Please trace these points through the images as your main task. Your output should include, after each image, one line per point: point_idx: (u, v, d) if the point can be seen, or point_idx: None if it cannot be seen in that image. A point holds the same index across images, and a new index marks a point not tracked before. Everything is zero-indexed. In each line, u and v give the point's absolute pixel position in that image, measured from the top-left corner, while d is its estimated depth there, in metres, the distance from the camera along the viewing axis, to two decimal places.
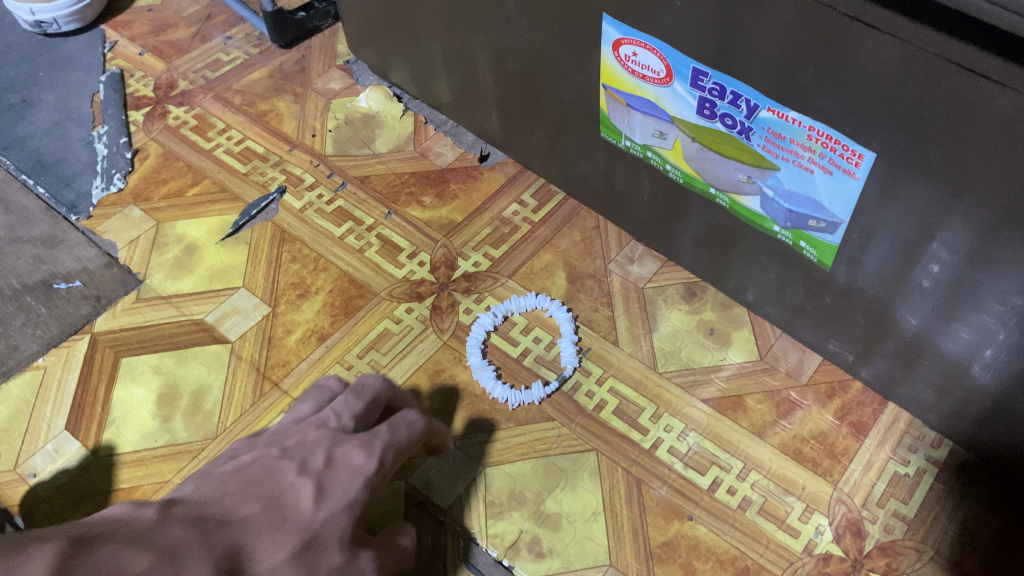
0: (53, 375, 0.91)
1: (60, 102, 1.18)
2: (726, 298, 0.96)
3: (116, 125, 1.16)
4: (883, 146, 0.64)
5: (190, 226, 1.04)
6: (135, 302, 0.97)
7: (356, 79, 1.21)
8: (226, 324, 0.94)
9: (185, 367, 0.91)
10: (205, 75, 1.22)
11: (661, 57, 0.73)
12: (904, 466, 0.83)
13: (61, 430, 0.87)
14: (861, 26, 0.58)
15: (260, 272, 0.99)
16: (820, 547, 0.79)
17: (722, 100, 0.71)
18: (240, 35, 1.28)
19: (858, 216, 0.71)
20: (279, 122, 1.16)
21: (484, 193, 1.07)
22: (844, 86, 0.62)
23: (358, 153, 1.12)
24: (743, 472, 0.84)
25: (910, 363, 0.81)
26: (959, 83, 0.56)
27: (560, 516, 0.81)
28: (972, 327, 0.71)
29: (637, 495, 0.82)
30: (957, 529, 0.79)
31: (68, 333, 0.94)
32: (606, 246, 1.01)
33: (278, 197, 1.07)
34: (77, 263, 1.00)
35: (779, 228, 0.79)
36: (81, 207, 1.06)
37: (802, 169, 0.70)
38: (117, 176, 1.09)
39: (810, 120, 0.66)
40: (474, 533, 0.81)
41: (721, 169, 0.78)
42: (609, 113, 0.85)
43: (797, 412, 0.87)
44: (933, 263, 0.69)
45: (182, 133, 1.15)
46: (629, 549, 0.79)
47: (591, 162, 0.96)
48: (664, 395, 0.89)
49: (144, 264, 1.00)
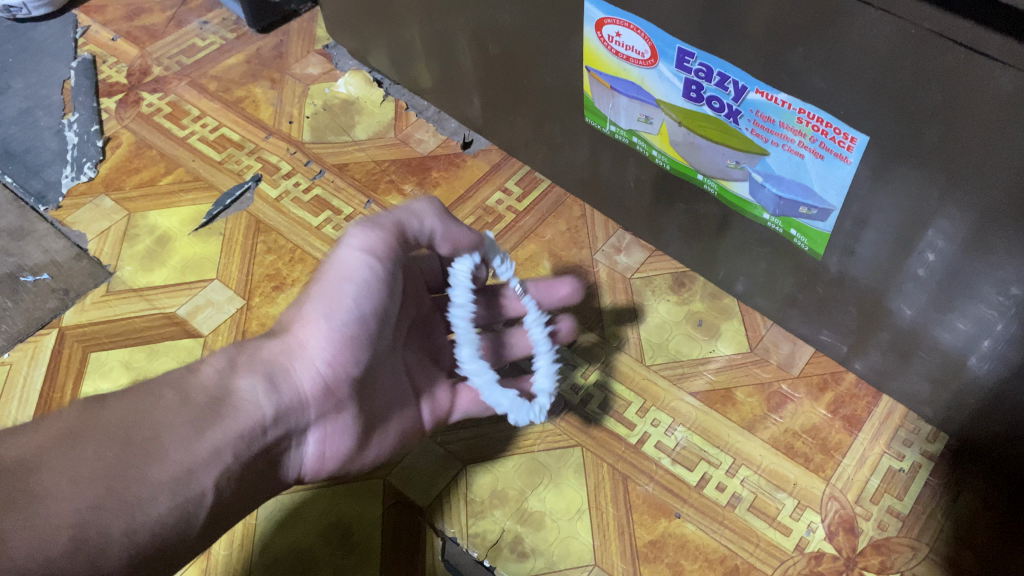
0: (19, 371, 0.88)
1: (29, 89, 1.15)
2: (716, 288, 0.93)
3: (87, 113, 1.12)
4: (877, 129, 0.60)
5: (162, 217, 1.00)
6: (105, 295, 0.94)
7: (335, 64, 1.17)
8: (199, 318, 0.91)
9: (156, 362, 0.88)
10: (180, 61, 1.19)
11: (645, 37, 0.70)
12: (899, 461, 0.81)
13: (26, 428, 0.84)
14: (854, 2, 0.55)
15: (234, 263, 0.96)
16: (812, 545, 0.77)
17: (709, 81, 0.68)
18: (216, 20, 1.24)
19: (850, 202, 0.68)
20: (256, 109, 1.12)
21: (467, 181, 1.04)
22: (836, 66, 0.59)
23: (337, 140, 1.08)
24: (732, 468, 0.81)
25: (905, 355, 0.78)
26: (957, 61, 0.53)
27: (544, 515, 0.79)
28: (969, 318, 0.68)
29: (623, 493, 0.80)
30: (953, 526, 0.77)
31: (35, 327, 0.91)
32: (592, 235, 0.98)
33: (254, 185, 1.04)
34: (45, 255, 0.97)
35: (769, 216, 0.76)
36: (50, 197, 1.03)
37: (792, 153, 0.68)
38: (87, 165, 1.06)
39: (800, 102, 0.63)
40: (453, 532, 0.78)
41: (708, 154, 0.75)
42: (592, 96, 0.82)
43: (788, 405, 0.85)
44: (928, 251, 0.66)
45: (155, 120, 1.11)
46: (614, 548, 0.77)
47: (575, 148, 0.93)
48: (652, 389, 0.86)
49: (114, 256, 0.97)
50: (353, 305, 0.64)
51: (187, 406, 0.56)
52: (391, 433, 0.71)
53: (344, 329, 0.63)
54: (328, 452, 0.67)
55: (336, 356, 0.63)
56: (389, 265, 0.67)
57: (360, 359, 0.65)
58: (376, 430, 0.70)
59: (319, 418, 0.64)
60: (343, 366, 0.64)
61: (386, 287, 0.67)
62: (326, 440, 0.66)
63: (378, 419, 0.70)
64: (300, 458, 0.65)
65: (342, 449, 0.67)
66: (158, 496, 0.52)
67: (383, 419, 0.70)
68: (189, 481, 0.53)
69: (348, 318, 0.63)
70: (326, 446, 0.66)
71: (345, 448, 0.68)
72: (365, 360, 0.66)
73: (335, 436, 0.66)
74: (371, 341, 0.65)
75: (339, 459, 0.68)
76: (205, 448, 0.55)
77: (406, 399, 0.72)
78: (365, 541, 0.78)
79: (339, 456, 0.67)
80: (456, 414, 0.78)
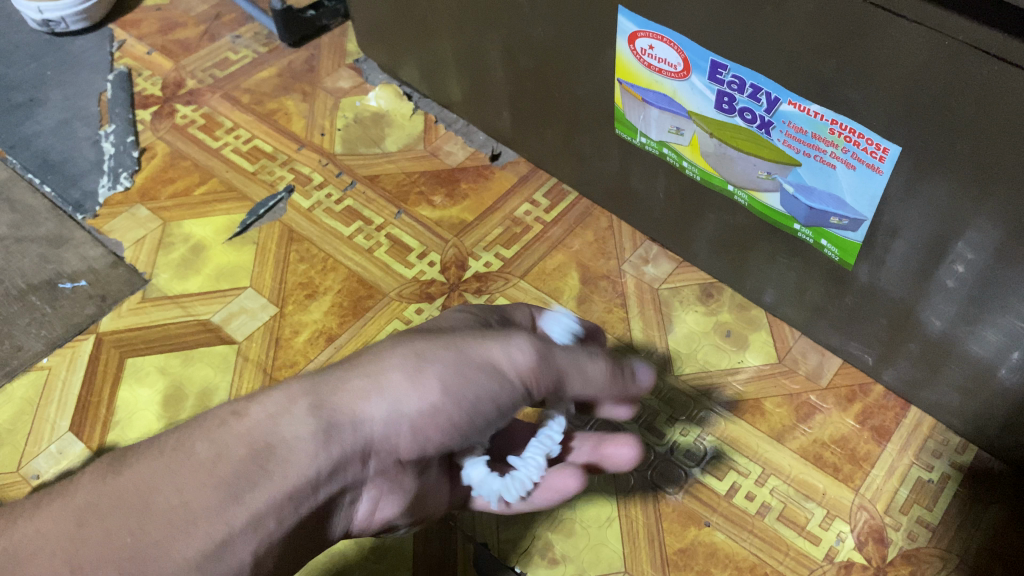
0: (58, 375, 0.90)
1: (67, 101, 1.17)
2: (744, 299, 0.94)
3: (123, 124, 1.15)
4: (909, 141, 0.61)
5: (197, 226, 1.03)
6: (141, 302, 0.96)
7: (366, 78, 1.19)
8: (233, 325, 0.93)
9: (191, 367, 0.90)
10: (214, 74, 1.21)
11: (678, 50, 0.71)
12: (928, 471, 0.81)
13: (65, 430, 0.86)
14: (887, 15, 0.56)
15: (268, 272, 0.98)
16: (841, 555, 0.77)
17: (742, 93, 0.69)
18: (248, 34, 1.26)
19: (882, 212, 0.69)
20: (288, 121, 1.14)
21: (495, 193, 1.05)
22: (868, 76, 0.60)
23: (368, 152, 1.10)
24: (762, 477, 0.82)
25: (934, 365, 0.78)
26: (991, 72, 0.53)
27: (574, 522, 0.80)
28: (1000, 329, 0.69)
29: (653, 501, 0.81)
30: (983, 537, 0.77)
31: (73, 333, 0.93)
32: (620, 246, 0.99)
33: (287, 196, 1.05)
34: (82, 262, 0.99)
35: (800, 226, 0.76)
36: (87, 206, 1.05)
37: (824, 164, 0.68)
38: (123, 175, 1.08)
39: (833, 113, 0.64)
40: (485, 538, 0.79)
41: (739, 165, 0.76)
42: (623, 108, 0.83)
43: (816, 416, 0.85)
44: (958, 262, 0.67)
45: (189, 132, 1.13)
46: (644, 555, 0.77)
47: (605, 161, 0.94)
48: (680, 398, 0.88)
49: (150, 263, 0.99)
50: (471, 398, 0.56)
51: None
52: (463, 500, 0.66)
53: (416, 412, 0.53)
54: (388, 521, 0.60)
55: (423, 442, 0.56)
56: (525, 371, 0.57)
57: (441, 446, 0.57)
58: (446, 499, 0.62)
59: None
60: (425, 456, 0.57)
61: (499, 394, 0.57)
62: (389, 512, 0.59)
63: None
64: (359, 531, 0.59)
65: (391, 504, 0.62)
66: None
67: (453, 482, 0.65)
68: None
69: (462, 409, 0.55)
70: (386, 518, 0.60)
71: (408, 518, 0.60)
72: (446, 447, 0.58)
73: (395, 511, 0.59)
74: (464, 431, 0.57)
75: (405, 526, 0.61)
76: None
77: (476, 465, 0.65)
78: (396, 546, 0.79)
79: (405, 523, 0.60)
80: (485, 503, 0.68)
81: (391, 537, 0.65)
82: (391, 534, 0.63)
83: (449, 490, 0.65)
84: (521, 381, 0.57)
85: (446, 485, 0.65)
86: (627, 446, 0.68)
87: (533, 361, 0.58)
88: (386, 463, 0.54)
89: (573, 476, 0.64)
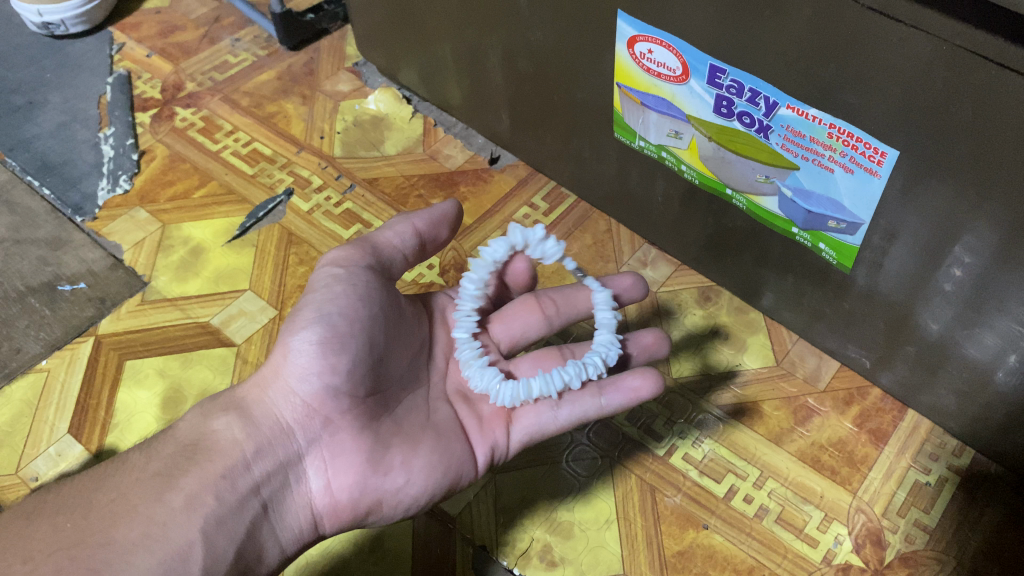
0: (57, 377, 0.90)
1: (66, 103, 1.18)
2: (741, 303, 0.94)
3: (123, 127, 1.15)
4: (907, 145, 0.62)
5: (196, 228, 1.03)
6: (141, 304, 0.96)
7: (365, 82, 1.19)
8: (232, 327, 0.93)
9: (190, 369, 0.90)
10: (213, 77, 1.21)
11: (677, 54, 0.71)
12: (925, 474, 0.81)
13: (64, 433, 0.86)
14: (884, 19, 0.56)
15: (267, 274, 0.98)
16: (839, 557, 0.77)
17: (740, 97, 0.70)
18: (248, 37, 1.27)
19: (879, 216, 0.69)
20: (287, 124, 1.15)
21: (494, 196, 1.05)
22: (866, 79, 0.60)
23: (367, 155, 1.10)
24: (760, 480, 0.82)
25: (931, 369, 0.79)
26: (988, 77, 0.54)
27: (572, 524, 0.80)
28: (996, 333, 0.69)
29: (651, 503, 0.81)
30: (980, 540, 0.77)
31: (72, 335, 0.94)
32: (618, 249, 1.00)
33: (287, 199, 1.06)
34: (82, 265, 1.00)
35: (798, 230, 0.77)
36: (86, 209, 1.05)
37: (822, 168, 0.69)
38: (123, 178, 1.09)
39: (831, 118, 0.65)
40: (483, 540, 0.79)
41: (738, 168, 0.76)
42: (622, 112, 0.84)
43: (814, 418, 0.85)
44: (956, 266, 0.67)
45: (189, 134, 1.14)
46: (643, 558, 0.78)
47: (604, 164, 0.94)
48: (678, 401, 0.88)
49: (149, 266, 0.99)
50: (318, 311, 0.64)
51: (158, 458, 0.61)
52: (426, 460, 0.65)
53: (312, 336, 0.63)
54: (337, 482, 0.64)
55: (304, 366, 0.63)
56: (363, 272, 0.68)
57: (336, 366, 0.62)
58: (397, 450, 0.64)
59: (311, 443, 0.64)
60: (315, 377, 0.63)
61: (359, 291, 0.66)
62: (331, 468, 0.64)
63: (398, 440, 0.65)
64: (308, 496, 0.64)
65: (353, 470, 0.63)
66: (133, 553, 0.54)
67: (412, 445, 0.65)
68: (166, 533, 0.55)
69: (320, 324, 0.63)
70: (332, 475, 0.64)
71: (355, 473, 0.63)
72: (346, 368, 0.63)
73: (335, 463, 0.64)
74: (348, 343, 0.63)
75: (357, 487, 0.63)
76: (180, 495, 0.57)
77: (426, 424, 0.68)
78: (396, 548, 0.79)
79: (353, 482, 0.63)
80: (515, 437, 0.71)
81: (367, 517, 0.65)
82: (358, 511, 0.64)
83: (402, 449, 0.64)
84: (343, 290, 0.66)
85: (402, 447, 0.64)
86: (653, 338, 0.78)
87: (358, 264, 0.68)
88: (298, 404, 0.64)
89: (650, 373, 0.69)
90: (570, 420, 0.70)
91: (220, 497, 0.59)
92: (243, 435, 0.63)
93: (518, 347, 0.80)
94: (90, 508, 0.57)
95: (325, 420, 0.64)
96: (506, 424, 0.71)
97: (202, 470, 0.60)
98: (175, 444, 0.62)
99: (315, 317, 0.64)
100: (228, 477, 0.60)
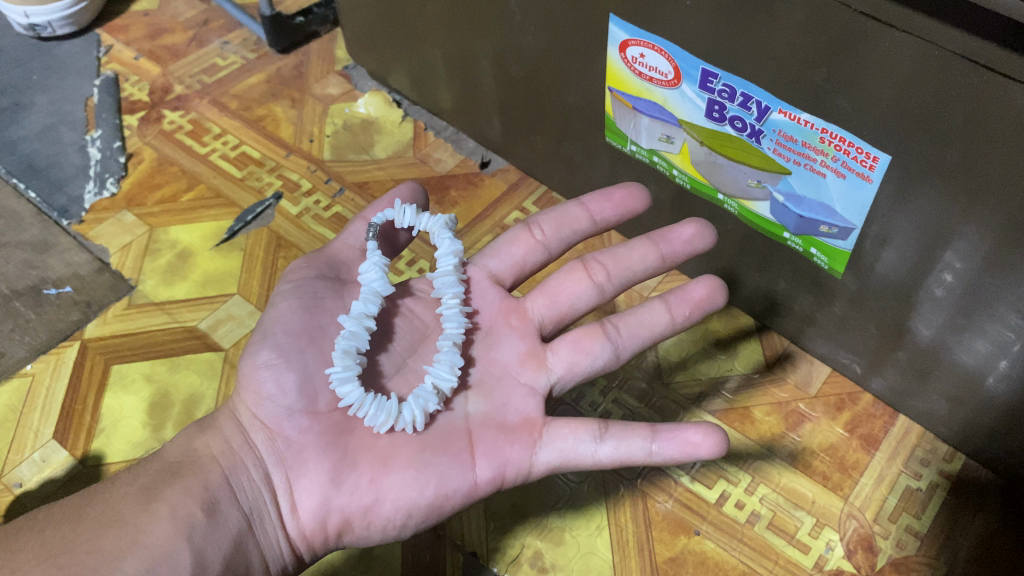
0: (42, 382, 0.89)
1: (53, 106, 1.16)
2: (733, 307, 0.94)
3: (110, 130, 1.14)
4: (897, 149, 0.62)
5: (183, 232, 1.02)
6: (127, 308, 0.95)
7: (355, 85, 1.19)
8: (220, 331, 0.92)
9: (176, 374, 0.89)
10: (202, 80, 1.20)
11: (668, 58, 0.71)
12: (916, 480, 0.81)
13: (48, 438, 0.85)
14: (879, 24, 0.56)
15: (255, 279, 0.97)
16: (830, 563, 0.77)
17: (732, 102, 0.70)
18: (237, 40, 1.26)
19: (871, 221, 0.69)
20: (276, 127, 1.14)
21: (485, 201, 1.05)
22: (858, 85, 0.60)
23: (357, 159, 1.10)
24: (750, 486, 0.82)
25: (923, 374, 0.79)
26: (981, 82, 0.54)
27: (563, 531, 0.79)
28: (986, 338, 0.69)
29: (642, 509, 0.80)
30: (971, 546, 0.77)
31: (58, 339, 0.92)
32: None
33: (275, 203, 1.05)
34: (68, 268, 0.99)
35: (789, 235, 0.77)
36: (72, 212, 1.04)
37: (814, 172, 0.69)
38: (110, 180, 1.08)
39: (823, 122, 0.65)
40: (473, 547, 0.79)
41: (729, 173, 0.76)
42: (613, 116, 0.83)
43: (805, 424, 0.85)
44: (947, 271, 0.67)
45: (177, 137, 1.13)
46: (634, 564, 0.77)
47: (595, 168, 0.94)
48: (669, 407, 0.87)
49: (136, 269, 0.99)
50: (269, 333, 0.65)
51: (147, 474, 0.60)
52: (399, 477, 0.59)
53: (261, 359, 0.64)
54: (304, 505, 0.61)
55: (260, 391, 0.63)
56: (311, 283, 0.69)
57: (283, 384, 0.63)
58: (365, 468, 0.60)
59: (277, 464, 0.62)
60: (269, 399, 0.63)
61: (306, 303, 0.67)
62: (295, 489, 0.61)
63: (368, 456, 0.61)
64: None
65: (316, 490, 0.60)
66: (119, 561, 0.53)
67: (384, 463, 0.60)
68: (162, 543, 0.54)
69: (267, 344, 0.64)
70: (297, 497, 0.61)
71: (319, 494, 0.60)
72: (295, 384, 0.63)
73: (300, 484, 0.61)
74: (294, 362, 0.64)
75: (322, 508, 0.60)
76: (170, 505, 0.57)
77: None
78: (385, 554, 0.79)
79: (316, 503, 0.60)
80: (542, 458, 0.60)
81: (342, 537, 0.61)
82: (328, 533, 0.61)
83: (368, 466, 0.60)
84: (294, 305, 0.67)
85: (371, 464, 0.60)
86: (706, 289, 0.65)
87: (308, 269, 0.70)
88: (259, 426, 0.63)
89: (715, 283, 0.66)
90: (612, 459, 0.57)
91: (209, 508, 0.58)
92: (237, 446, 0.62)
93: (522, 275, 0.76)
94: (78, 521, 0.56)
95: (289, 443, 0.62)
96: (533, 443, 0.60)
97: (189, 481, 0.59)
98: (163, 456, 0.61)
99: (266, 340, 0.64)
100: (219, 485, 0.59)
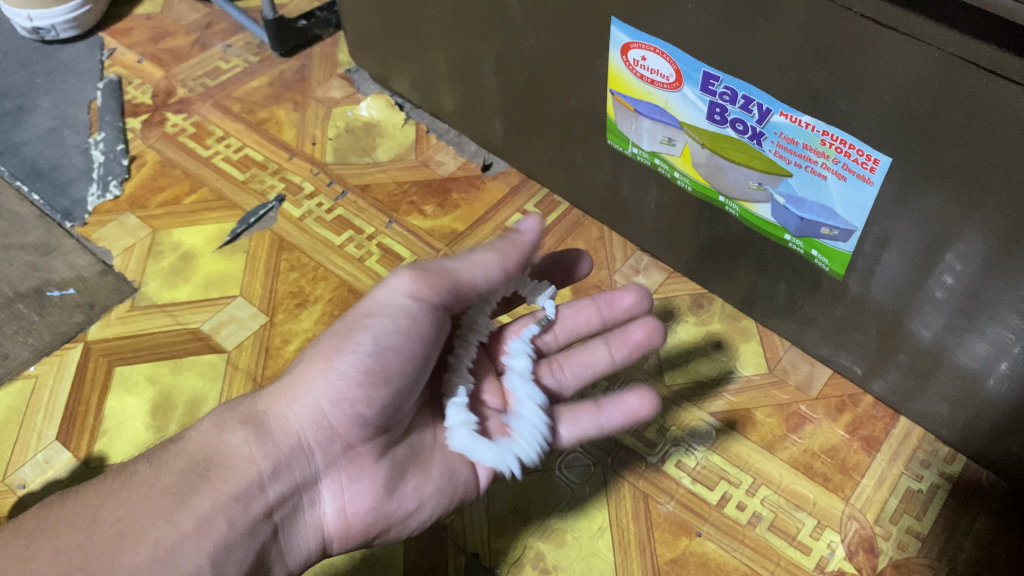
0: (45, 383, 0.89)
1: (56, 109, 1.17)
2: (734, 310, 0.95)
3: (113, 132, 1.14)
4: (897, 151, 0.62)
5: (186, 234, 1.02)
6: (130, 310, 0.95)
7: (357, 88, 1.19)
8: (223, 333, 0.93)
9: (179, 376, 0.89)
10: (205, 83, 1.21)
11: (670, 61, 0.71)
12: (917, 482, 0.81)
13: (51, 439, 0.85)
14: (878, 27, 0.56)
15: (258, 281, 0.97)
16: (832, 564, 0.77)
17: (733, 104, 0.70)
18: (239, 43, 1.26)
19: (872, 223, 0.69)
20: (279, 130, 1.14)
21: (487, 203, 1.05)
22: (858, 86, 0.60)
23: (359, 161, 1.10)
24: (752, 487, 0.82)
25: (923, 376, 0.79)
26: (981, 84, 0.54)
27: (566, 532, 0.80)
28: (987, 340, 0.69)
29: (644, 511, 0.81)
30: (972, 547, 0.77)
31: (61, 341, 0.93)
32: (611, 256, 1.00)
33: (278, 205, 1.05)
34: (70, 271, 0.99)
35: (790, 237, 0.77)
36: (76, 214, 1.05)
37: (815, 174, 0.69)
38: (113, 183, 1.08)
39: (824, 124, 0.65)
40: (476, 549, 0.79)
41: (730, 175, 0.76)
42: (615, 119, 0.84)
43: (807, 426, 0.85)
44: (947, 273, 0.67)
45: (180, 140, 1.13)
46: (635, 566, 0.77)
47: (596, 171, 0.95)
48: (671, 408, 0.88)
49: (139, 271, 0.99)
50: (371, 341, 0.63)
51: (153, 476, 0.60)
52: (439, 485, 0.68)
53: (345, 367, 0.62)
54: (352, 507, 0.65)
55: (340, 393, 0.62)
56: (428, 306, 0.66)
57: (373, 399, 0.62)
58: (412, 476, 0.67)
59: (329, 467, 0.64)
60: (348, 405, 0.62)
61: (409, 326, 0.64)
62: (347, 492, 0.65)
63: (413, 464, 0.67)
64: (319, 518, 0.65)
65: (369, 497, 0.65)
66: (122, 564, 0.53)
67: (428, 470, 0.67)
68: (171, 552, 0.55)
69: (366, 355, 0.63)
70: (347, 500, 0.65)
71: (372, 500, 0.65)
72: (384, 402, 0.63)
73: (353, 491, 0.64)
74: (394, 378, 0.63)
75: (372, 512, 0.65)
76: (175, 511, 0.57)
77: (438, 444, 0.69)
78: (388, 556, 0.79)
79: (368, 508, 0.65)
80: None
81: (376, 538, 0.67)
82: (367, 533, 0.66)
83: (418, 476, 0.67)
84: (409, 333, 0.64)
85: (417, 473, 0.67)
86: (645, 331, 0.77)
87: (431, 296, 0.66)
88: (325, 427, 0.63)
89: (654, 326, 0.77)
90: (570, 440, 0.73)
91: (228, 517, 0.58)
92: (244, 449, 0.62)
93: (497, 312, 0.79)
94: (82, 524, 0.56)
95: (348, 446, 0.64)
96: None
97: (190, 482, 0.59)
98: (172, 458, 0.61)
99: (365, 350, 0.62)
100: (225, 493, 0.59)
